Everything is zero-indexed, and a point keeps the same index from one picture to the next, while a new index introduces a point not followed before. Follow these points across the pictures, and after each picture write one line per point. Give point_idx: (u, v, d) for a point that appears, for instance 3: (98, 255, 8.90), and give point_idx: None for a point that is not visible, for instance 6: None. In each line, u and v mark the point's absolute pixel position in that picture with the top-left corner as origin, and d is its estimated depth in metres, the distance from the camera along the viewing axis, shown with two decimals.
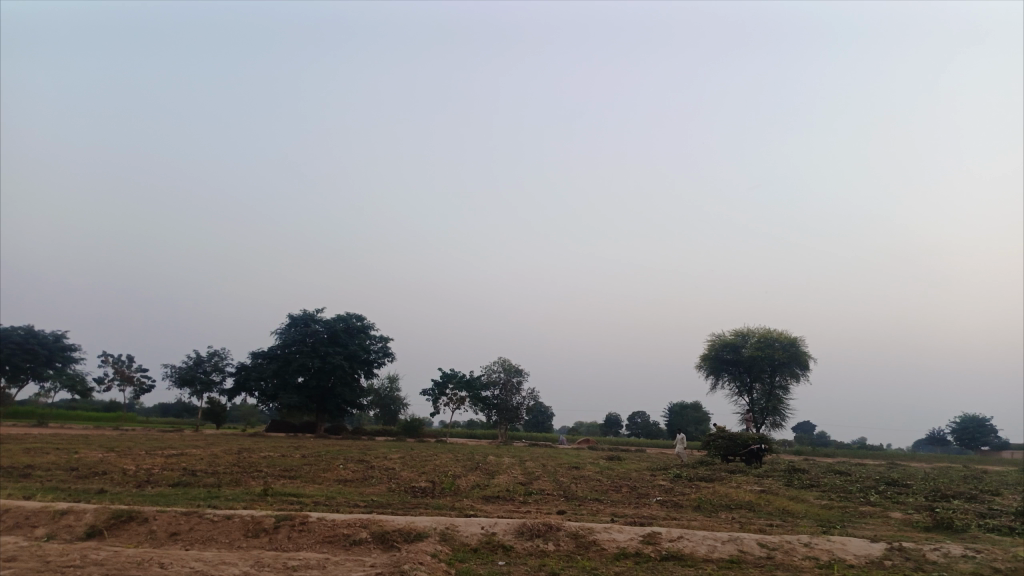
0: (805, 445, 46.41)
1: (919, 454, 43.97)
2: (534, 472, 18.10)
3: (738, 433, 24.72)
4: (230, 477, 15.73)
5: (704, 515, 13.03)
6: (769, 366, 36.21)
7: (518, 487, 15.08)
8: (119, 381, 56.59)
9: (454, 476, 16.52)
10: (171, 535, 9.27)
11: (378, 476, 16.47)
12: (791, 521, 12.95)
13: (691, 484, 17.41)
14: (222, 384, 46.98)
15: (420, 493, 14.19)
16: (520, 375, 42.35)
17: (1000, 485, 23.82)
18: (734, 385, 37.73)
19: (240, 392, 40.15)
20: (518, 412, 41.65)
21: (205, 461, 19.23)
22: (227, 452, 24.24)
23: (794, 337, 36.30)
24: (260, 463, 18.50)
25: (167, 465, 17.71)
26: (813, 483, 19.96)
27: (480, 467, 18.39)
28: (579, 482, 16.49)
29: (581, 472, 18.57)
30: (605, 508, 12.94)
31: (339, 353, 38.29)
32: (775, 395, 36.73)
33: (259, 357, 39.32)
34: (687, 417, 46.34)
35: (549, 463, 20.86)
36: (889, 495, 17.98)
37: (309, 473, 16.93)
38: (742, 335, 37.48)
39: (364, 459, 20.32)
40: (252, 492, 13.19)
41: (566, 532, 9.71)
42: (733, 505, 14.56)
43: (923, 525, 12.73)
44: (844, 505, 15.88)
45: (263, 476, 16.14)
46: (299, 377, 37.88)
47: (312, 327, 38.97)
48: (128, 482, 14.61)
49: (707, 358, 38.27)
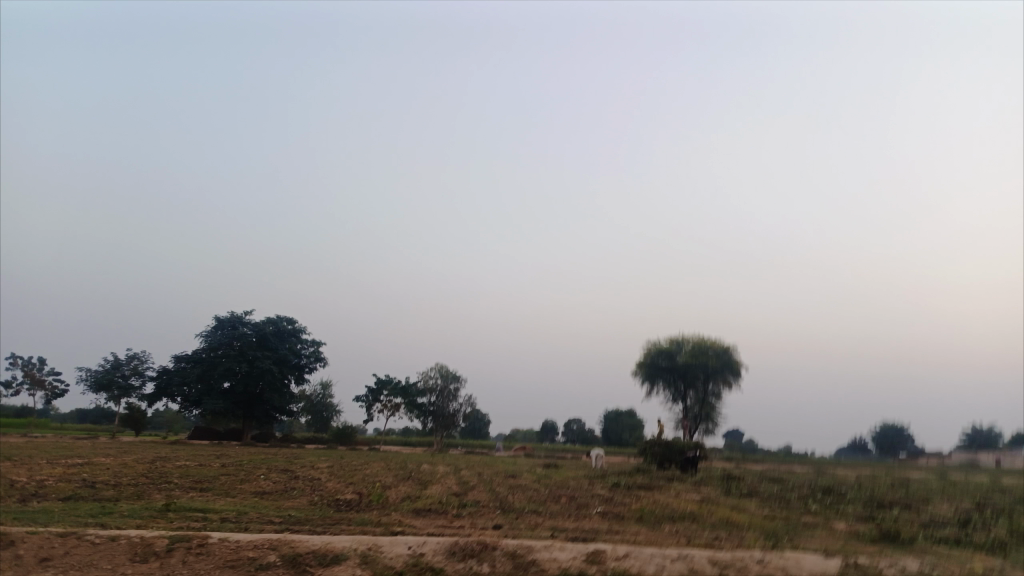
0: (735, 452, 46.60)
1: (843, 461, 44.61)
2: (469, 481, 17.11)
3: (674, 439, 24.25)
4: (132, 490, 14.23)
5: (648, 528, 12.30)
6: (702, 374, 36.18)
7: (452, 499, 14.06)
8: (29, 385, 52.84)
9: (383, 487, 15.37)
10: (40, 561, 7.93)
11: (301, 488, 15.23)
12: (738, 534, 12.33)
13: (631, 493, 16.77)
14: (142, 389, 44.24)
15: (345, 506, 13.08)
16: (457, 381, 41.09)
17: (928, 493, 23.92)
18: (669, 393, 37.55)
19: (161, 398, 37.86)
20: (455, 419, 40.68)
21: (109, 471, 17.56)
22: (138, 461, 22.40)
23: (727, 346, 36.41)
24: (171, 474, 16.96)
25: (64, 476, 16.00)
26: (751, 491, 19.60)
27: (413, 477, 17.34)
28: (515, 492, 15.58)
29: (518, 481, 17.70)
30: (544, 522, 12.13)
31: (268, 358, 36.46)
32: (708, 402, 36.66)
33: (182, 361, 37.09)
34: (622, 424, 45.83)
35: (484, 472, 19.94)
36: (829, 504, 17.64)
37: (225, 484, 15.51)
38: (677, 342, 37.27)
39: (290, 469, 18.97)
40: (152, 507, 11.83)
41: (501, 551, 8.78)
42: (676, 516, 13.95)
43: (870, 536, 12.35)
44: (787, 515, 15.48)
45: (171, 489, 14.69)
46: (225, 383, 35.90)
47: (239, 330, 36.98)
48: (12, 496, 12.98)
49: (643, 366, 37.94)
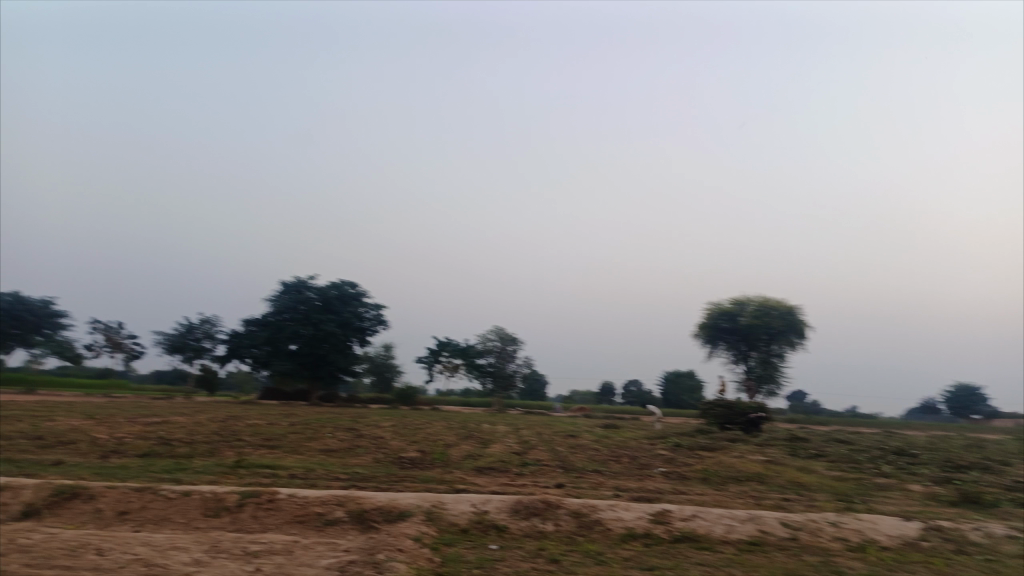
0: (799, 413, 45.55)
1: (911, 422, 43.11)
2: (529, 441, 17.12)
3: (737, 401, 23.75)
4: (205, 447, 14.70)
5: (713, 489, 12.08)
6: (766, 335, 35.28)
7: (513, 458, 14.07)
8: (109, 348, 55.42)
9: (445, 445, 15.50)
10: (119, 514, 8.24)
11: (366, 446, 15.50)
12: (808, 495, 11.98)
13: (694, 454, 16.51)
14: (213, 352, 45.85)
15: (409, 464, 13.24)
16: (515, 342, 41.14)
17: (1006, 452, 22.87)
18: (730, 355, 36.79)
19: (232, 359, 39.17)
20: (514, 380, 40.86)
21: (184, 429, 18.22)
22: (211, 420, 23.22)
23: (792, 306, 35.40)
24: (242, 432, 17.48)
25: (141, 433, 16.67)
26: (819, 453, 19.04)
27: (474, 436, 17.43)
28: (577, 452, 15.50)
29: (578, 441, 17.61)
30: (607, 482, 12.02)
31: (332, 321, 37.23)
32: (771, 363, 35.81)
33: (251, 324, 38.21)
34: (682, 385, 45.25)
35: (544, 432, 19.94)
36: (902, 466, 17.01)
37: (293, 442, 15.89)
38: (740, 303, 36.33)
39: (354, 427, 19.34)
40: (224, 464, 12.18)
41: (566, 510, 8.69)
42: (742, 477, 13.66)
43: (948, 500, 11.83)
44: (858, 477, 14.99)
45: (242, 446, 15.13)
46: (292, 345, 36.87)
47: (304, 294, 37.81)
48: (93, 452, 13.56)
49: (704, 328, 37.16)
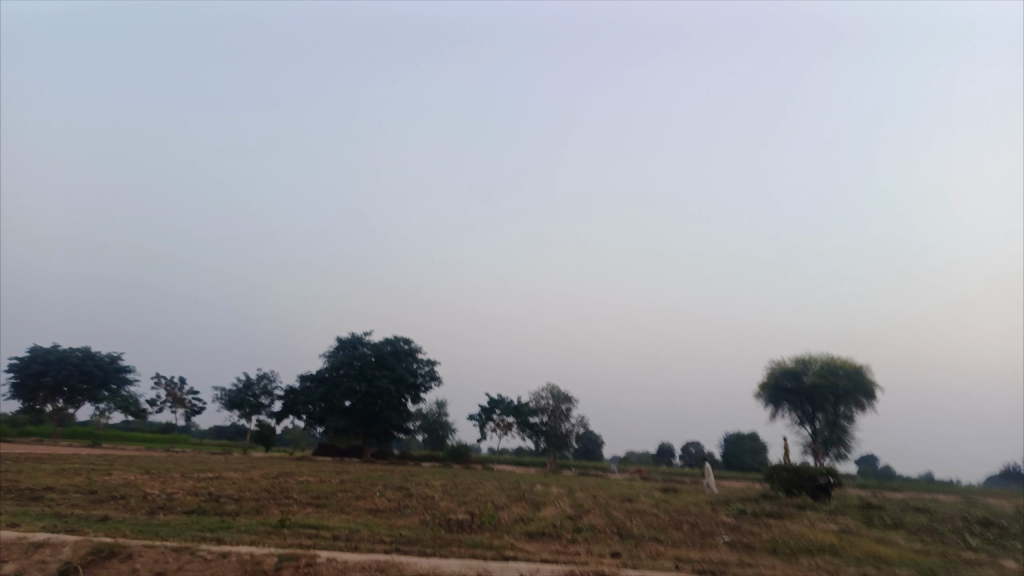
0: (870, 478, 43.06)
1: (993, 490, 40.22)
2: (583, 504, 16.36)
3: (804, 464, 22.42)
4: (252, 505, 14.48)
5: (783, 561, 11.19)
6: (832, 395, 33.63)
7: (566, 522, 13.39)
8: (171, 403, 56.60)
9: (495, 507, 14.92)
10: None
11: (414, 506, 15.03)
12: (889, 571, 10.98)
13: (759, 522, 15.47)
14: (270, 408, 46.27)
15: (456, 527, 12.70)
16: (569, 401, 40.32)
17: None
18: (795, 415, 35.18)
19: (288, 415, 39.36)
20: (568, 439, 39.84)
21: (234, 485, 18.12)
22: (263, 476, 23.12)
23: (860, 365, 33.74)
24: (291, 490, 17.25)
25: (193, 488, 16.62)
26: (897, 522, 17.67)
27: (527, 498, 16.78)
28: (633, 517, 14.70)
29: (634, 505, 16.77)
30: (667, 551, 11.25)
31: (386, 377, 37.16)
32: (838, 425, 34.04)
33: (307, 380, 38.46)
34: (743, 447, 43.41)
35: (600, 494, 19.12)
36: (991, 539, 15.58)
37: (341, 501, 15.53)
38: (803, 361, 34.83)
39: (405, 486, 18.92)
40: (268, 523, 11.89)
41: None
42: (814, 548, 12.65)
43: None
44: (943, 550, 13.72)
45: (289, 504, 14.85)
46: (346, 401, 36.90)
47: (359, 350, 37.98)
48: (142, 508, 13.47)
49: (766, 387, 35.75)
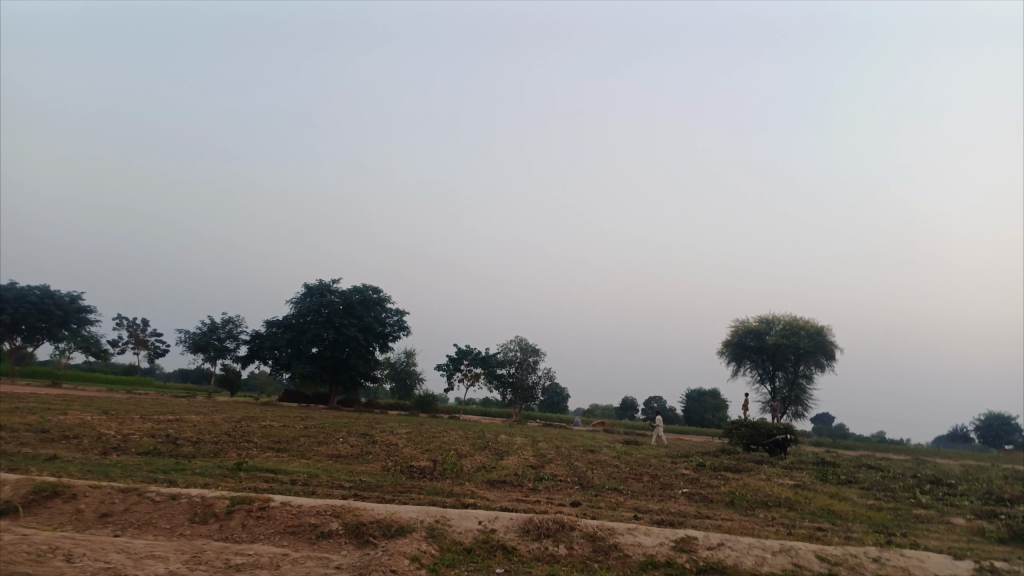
0: (826, 436, 44.22)
1: (941, 450, 41.59)
2: (546, 454, 16.39)
3: (763, 421, 22.79)
4: (210, 448, 14.21)
5: (740, 514, 11.33)
6: (793, 354, 34.17)
7: (529, 472, 13.39)
8: (133, 344, 55.65)
9: (458, 455, 14.88)
10: (101, 516, 7.77)
11: (377, 453, 14.92)
12: (843, 525, 11.14)
13: (718, 475, 15.68)
14: (236, 352, 45.70)
15: (418, 474, 12.61)
16: (537, 353, 40.41)
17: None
18: (756, 373, 35.69)
19: (254, 360, 38.92)
20: (534, 392, 40.16)
21: (194, 427, 17.82)
22: (225, 419, 22.84)
23: (821, 327, 34.26)
24: (253, 433, 17.02)
25: (150, 430, 16.27)
26: (851, 478, 18.07)
27: (490, 447, 16.77)
28: (595, 468, 14.75)
29: (597, 456, 16.86)
30: (626, 501, 11.29)
31: (354, 325, 36.81)
32: (798, 384, 34.71)
33: (273, 326, 37.92)
34: (705, 404, 44.12)
35: (563, 445, 19.24)
36: (941, 497, 15.97)
37: (302, 446, 15.36)
38: (767, 321, 35.21)
39: (369, 433, 18.80)
40: (225, 466, 11.66)
41: (581, 533, 8.00)
42: (771, 502, 12.82)
43: (996, 538, 11.02)
44: (895, 506, 14.06)
45: (249, 448, 14.61)
46: (313, 348, 36.55)
47: (327, 298, 37.45)
48: (96, 449, 13.15)
49: (729, 345, 36.11)
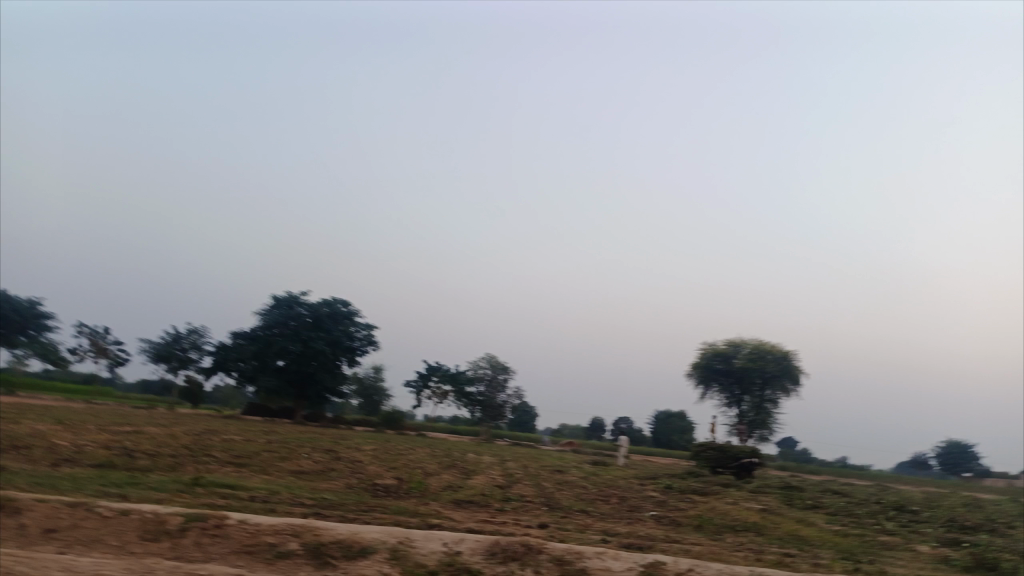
0: (790, 460, 44.54)
1: (903, 477, 42.12)
2: (514, 474, 16.17)
3: (730, 444, 22.79)
4: (168, 461, 13.75)
5: (708, 538, 11.23)
6: (760, 379, 34.40)
7: (496, 492, 13.15)
8: (93, 353, 54.24)
9: (424, 473, 14.59)
10: (46, 532, 7.40)
11: (340, 469, 14.58)
12: (810, 552, 11.09)
13: (685, 498, 15.60)
14: (200, 363, 44.74)
15: (382, 492, 12.31)
16: (507, 372, 40.16)
17: (1010, 504, 21.88)
18: (724, 397, 35.82)
19: (217, 372, 38.11)
20: (503, 410, 39.99)
21: (152, 440, 17.27)
22: (185, 432, 22.22)
23: (787, 351, 34.62)
24: (213, 447, 16.54)
25: (105, 442, 15.71)
26: (817, 504, 18.10)
27: (457, 466, 16.50)
28: (563, 488, 14.57)
29: (565, 477, 16.67)
30: (594, 524, 11.12)
31: (322, 339, 36.27)
32: (764, 409, 34.87)
33: (239, 338, 37.19)
34: (673, 425, 44.23)
35: (531, 465, 19.02)
36: (905, 524, 16.06)
37: (264, 461, 14.94)
38: (735, 345, 35.47)
39: (333, 449, 18.39)
40: (181, 480, 11.26)
41: (548, 556, 7.81)
42: (739, 526, 12.74)
43: (961, 566, 11.05)
44: (860, 533, 14.08)
45: (208, 462, 14.17)
46: (280, 361, 35.92)
47: (295, 310, 36.88)
48: (46, 460, 12.64)
49: (697, 368, 36.26)
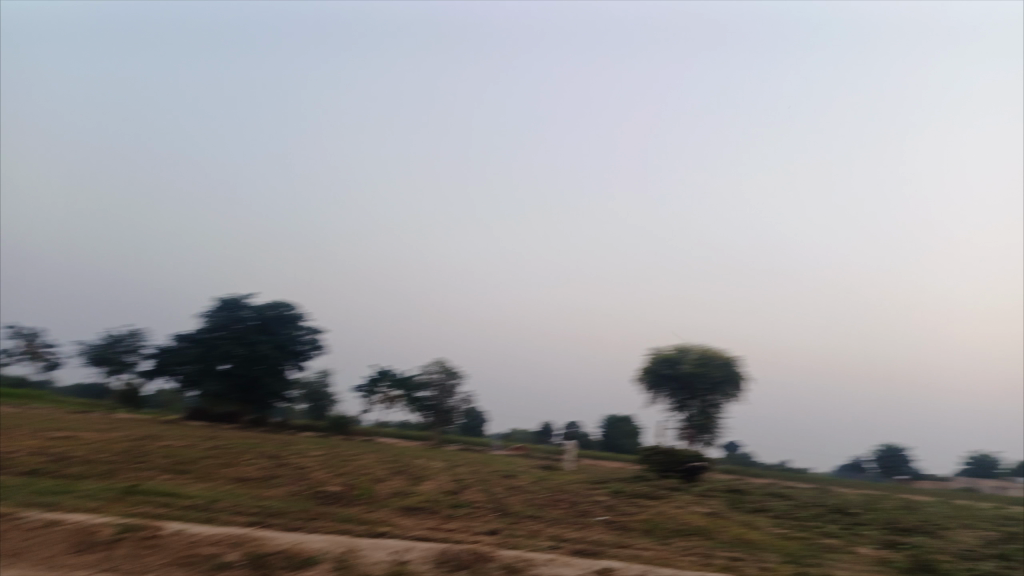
0: (735, 464, 45.38)
1: (842, 480, 43.33)
2: (464, 479, 16.00)
3: (677, 448, 23.03)
4: (103, 468, 13.16)
5: (657, 543, 11.27)
6: (706, 384, 34.94)
7: (446, 498, 12.97)
8: (26, 355, 51.96)
9: (373, 480, 14.31)
10: None
11: (286, 476, 14.19)
12: (757, 555, 11.23)
13: (634, 502, 15.67)
14: (139, 367, 43.23)
15: (328, 499, 12.01)
16: (458, 376, 39.91)
17: (943, 505, 22.68)
18: (671, 401, 36.23)
19: (158, 375, 36.88)
20: (453, 415, 39.61)
21: (86, 446, 16.55)
22: (122, 438, 21.38)
23: (731, 357, 35.28)
24: (152, 453, 15.93)
25: (36, 448, 14.97)
26: (762, 507, 18.41)
27: (407, 471, 16.23)
28: (514, 494, 14.47)
29: (515, 482, 16.57)
30: (545, 530, 11.05)
31: (268, 342, 35.46)
32: (710, 413, 35.33)
33: (181, 341, 36.06)
34: (622, 430, 44.62)
35: (481, 470, 18.88)
36: (846, 526, 16.47)
37: (205, 468, 14.44)
38: (682, 350, 36.06)
39: (279, 455, 17.91)
40: (116, 488, 10.77)
41: (498, 564, 7.68)
42: (687, 531, 12.83)
43: (900, 568, 11.33)
44: (804, 536, 14.34)
45: (146, 469, 13.62)
46: (224, 365, 34.96)
47: (241, 312, 35.95)
48: None
49: (646, 373, 36.68)
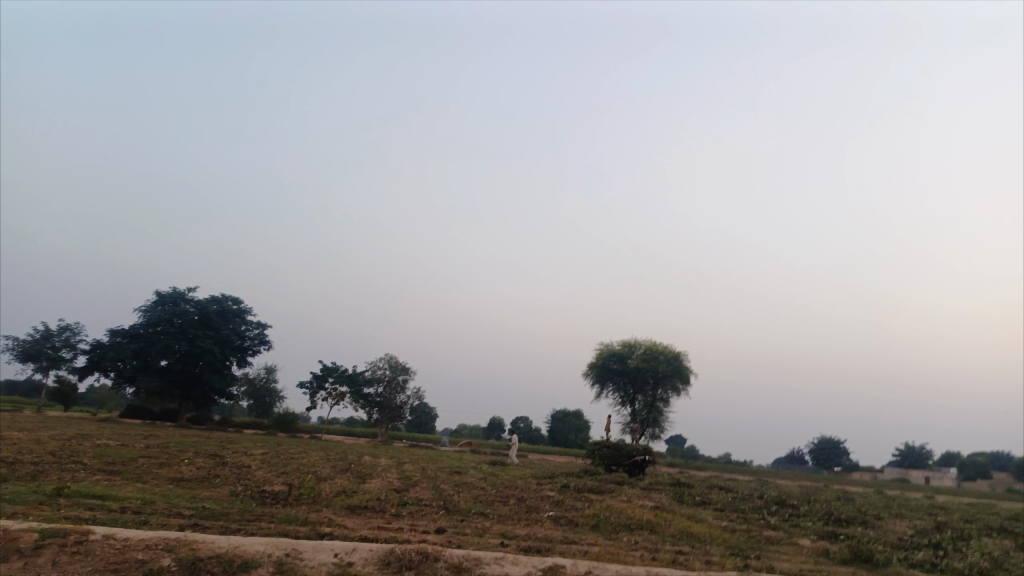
0: (679, 458, 46.15)
1: (782, 472, 44.50)
2: (412, 476, 15.79)
3: (623, 442, 23.21)
4: (29, 470, 12.51)
5: (605, 538, 11.28)
6: (652, 378, 35.37)
7: (392, 496, 12.73)
8: None
9: (317, 478, 13.97)
10: None
11: (225, 476, 13.74)
12: (702, 548, 11.35)
13: (582, 497, 15.70)
14: (72, 363, 41.50)
15: (270, 499, 11.65)
16: (406, 372, 39.51)
17: (876, 495, 23.44)
18: (618, 396, 36.64)
19: (92, 372, 35.41)
20: (403, 411, 39.03)
21: (11, 446, 15.74)
22: (52, 438, 20.45)
23: (677, 351, 35.69)
24: (83, 453, 15.24)
25: None
26: (706, 500, 18.68)
27: (352, 469, 15.92)
28: (461, 490, 14.32)
29: (463, 478, 16.42)
30: (493, 527, 10.94)
31: (210, 337, 34.44)
32: (655, 407, 35.85)
33: (117, 336, 34.69)
34: (569, 424, 44.88)
35: (429, 467, 18.68)
36: (786, 518, 16.82)
37: (141, 468, 13.86)
38: (629, 345, 36.40)
39: (220, 453, 17.36)
40: (42, 491, 10.23)
41: (444, 563, 7.54)
42: (633, 525, 12.89)
43: (838, 558, 11.61)
44: (747, 528, 14.59)
45: (76, 470, 13.00)
46: (162, 360, 33.79)
47: (181, 307, 34.79)
48: None
49: (594, 367, 36.97)
